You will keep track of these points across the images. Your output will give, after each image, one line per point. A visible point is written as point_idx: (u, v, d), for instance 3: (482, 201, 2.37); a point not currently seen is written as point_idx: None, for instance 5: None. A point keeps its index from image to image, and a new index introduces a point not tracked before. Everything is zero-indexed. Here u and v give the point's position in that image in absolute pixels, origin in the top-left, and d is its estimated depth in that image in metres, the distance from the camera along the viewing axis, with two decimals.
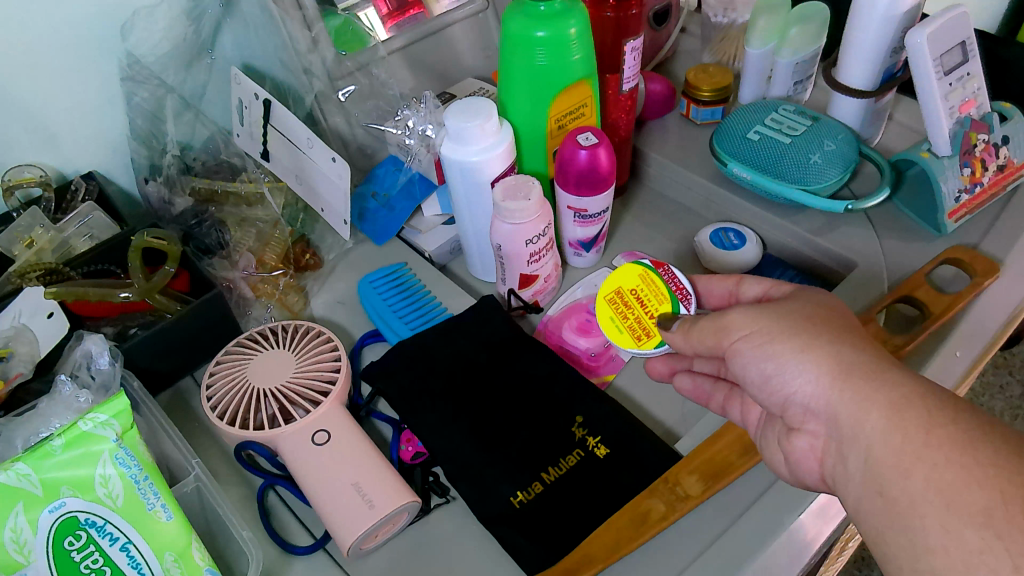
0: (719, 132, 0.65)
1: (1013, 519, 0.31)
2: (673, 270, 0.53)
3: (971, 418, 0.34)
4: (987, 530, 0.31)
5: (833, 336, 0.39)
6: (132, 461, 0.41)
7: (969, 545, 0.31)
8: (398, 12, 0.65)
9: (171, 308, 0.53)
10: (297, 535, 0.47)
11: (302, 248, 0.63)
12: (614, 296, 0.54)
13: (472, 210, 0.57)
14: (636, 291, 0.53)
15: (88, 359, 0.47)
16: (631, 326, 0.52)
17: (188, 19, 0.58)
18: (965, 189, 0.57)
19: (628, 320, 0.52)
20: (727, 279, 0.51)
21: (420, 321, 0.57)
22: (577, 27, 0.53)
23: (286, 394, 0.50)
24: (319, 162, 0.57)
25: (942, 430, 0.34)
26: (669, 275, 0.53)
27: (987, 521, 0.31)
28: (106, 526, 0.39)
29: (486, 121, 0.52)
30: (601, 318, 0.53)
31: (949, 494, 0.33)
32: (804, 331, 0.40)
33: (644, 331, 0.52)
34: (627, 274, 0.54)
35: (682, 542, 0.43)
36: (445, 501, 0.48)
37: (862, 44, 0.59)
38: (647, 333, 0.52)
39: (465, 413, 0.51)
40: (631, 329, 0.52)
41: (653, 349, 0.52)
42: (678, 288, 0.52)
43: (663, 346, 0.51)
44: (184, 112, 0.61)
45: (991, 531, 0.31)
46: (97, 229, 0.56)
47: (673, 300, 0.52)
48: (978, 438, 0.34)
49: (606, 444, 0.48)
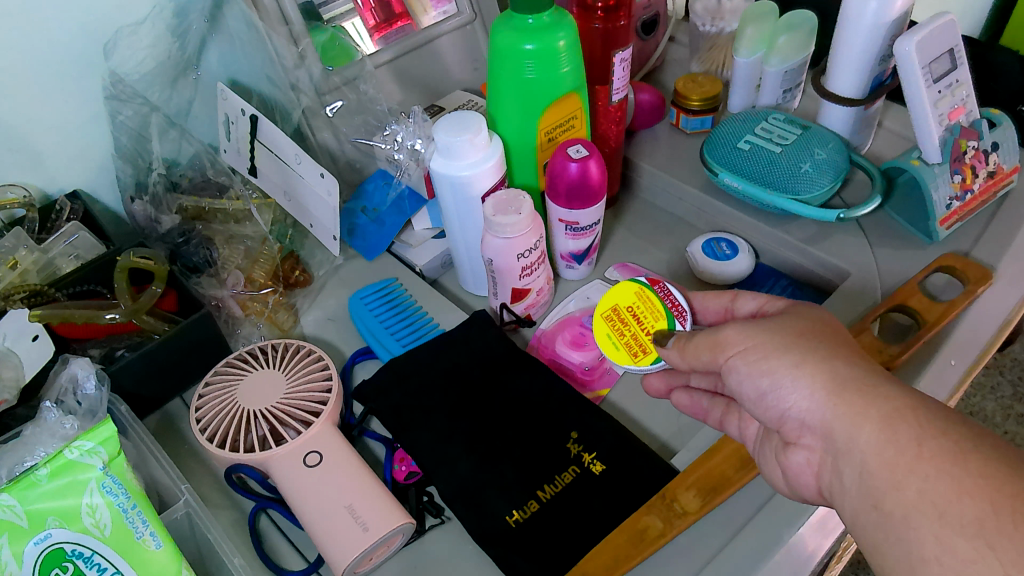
0: (709, 143, 0.65)
1: (1005, 529, 0.31)
2: (669, 287, 0.52)
3: (961, 429, 0.34)
4: (979, 540, 0.31)
5: (827, 353, 0.39)
6: (120, 490, 0.40)
7: (961, 556, 0.31)
8: (386, 25, 0.64)
9: (159, 329, 0.52)
10: (290, 559, 0.46)
11: (292, 265, 0.62)
12: (611, 313, 0.53)
13: (463, 225, 0.57)
14: (632, 308, 0.52)
15: (74, 384, 0.46)
16: (628, 343, 0.52)
17: (174, 34, 0.57)
18: (956, 197, 0.57)
19: (625, 337, 0.52)
20: (723, 295, 0.50)
21: (412, 337, 0.57)
22: (566, 38, 0.52)
23: (277, 415, 0.49)
24: (308, 178, 0.56)
25: (933, 442, 0.34)
26: (664, 292, 0.52)
27: (978, 531, 0.31)
28: (94, 556, 0.38)
29: (475, 135, 0.52)
30: (598, 334, 0.53)
31: (942, 505, 0.32)
32: (798, 348, 0.39)
33: (640, 347, 0.51)
34: (623, 292, 0.53)
35: (680, 559, 0.43)
36: (440, 521, 0.48)
37: (848, 53, 0.59)
38: (643, 350, 0.51)
39: (459, 430, 0.50)
40: (627, 346, 0.52)
41: (649, 365, 0.51)
42: (673, 305, 0.52)
43: (659, 363, 0.51)
44: (170, 130, 0.60)
45: (983, 541, 0.31)
46: (83, 250, 0.55)
47: (669, 317, 0.51)
48: (969, 449, 0.33)
49: (602, 460, 0.48)
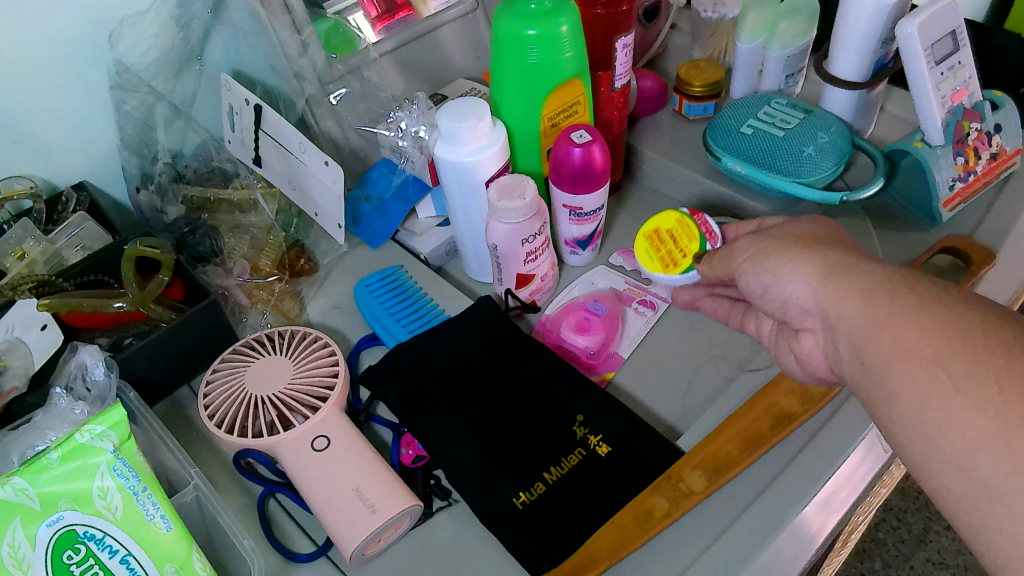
0: (712, 128, 0.65)
1: None
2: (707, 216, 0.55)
3: None
4: None
5: (845, 259, 0.38)
6: (131, 473, 0.40)
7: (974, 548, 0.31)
8: (388, 15, 0.65)
9: (167, 318, 0.53)
10: (299, 542, 0.47)
11: (297, 253, 0.63)
12: (651, 231, 0.58)
13: (467, 211, 0.57)
14: (671, 226, 0.57)
15: (83, 371, 0.46)
16: (663, 256, 0.57)
17: (177, 25, 0.57)
18: (959, 178, 0.57)
19: (661, 251, 0.57)
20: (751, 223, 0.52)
21: (417, 324, 0.57)
22: (568, 24, 0.53)
23: (285, 401, 0.49)
24: (312, 166, 0.56)
25: None
26: (702, 221, 0.55)
27: None
28: (105, 538, 0.39)
29: (478, 121, 0.52)
30: (637, 251, 0.58)
31: None
32: None
33: (673, 261, 0.56)
34: (664, 216, 0.57)
35: (685, 538, 0.43)
36: (447, 503, 0.48)
37: (851, 35, 0.59)
38: (676, 263, 0.56)
39: (466, 414, 0.50)
40: (662, 259, 0.57)
41: (682, 276, 0.56)
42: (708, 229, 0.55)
43: (690, 275, 0.55)
44: (176, 119, 0.61)
45: None
46: (89, 240, 0.55)
47: (701, 240, 0.55)
48: None
49: (608, 442, 0.48)
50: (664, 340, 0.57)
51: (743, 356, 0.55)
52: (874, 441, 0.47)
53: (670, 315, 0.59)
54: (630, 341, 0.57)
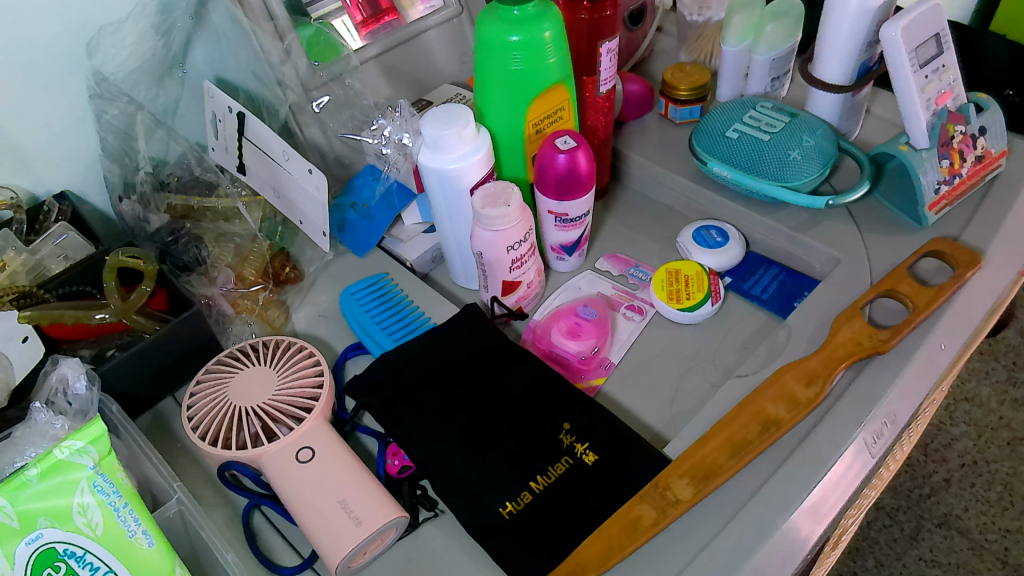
0: (698, 132, 0.65)
1: None
2: (719, 282, 0.59)
3: None
4: None
5: None
6: (111, 488, 0.40)
7: None
8: (373, 20, 0.64)
9: (150, 328, 0.52)
10: (284, 555, 0.46)
11: (282, 261, 0.62)
12: (673, 271, 0.60)
13: (452, 218, 0.57)
14: (688, 275, 0.59)
15: (64, 385, 0.46)
16: (671, 290, 0.59)
17: (157, 32, 0.57)
18: (944, 181, 0.56)
19: (672, 285, 0.59)
20: None
21: (403, 332, 0.57)
22: (552, 29, 0.52)
23: (269, 412, 0.49)
24: (296, 174, 0.56)
25: None
26: (715, 282, 0.59)
27: None
28: (86, 555, 0.39)
29: (463, 128, 0.52)
30: (654, 279, 0.60)
31: None
32: None
33: (678, 296, 0.58)
34: (688, 264, 0.60)
35: (674, 548, 0.43)
36: (433, 514, 0.48)
37: (836, 40, 0.59)
38: (679, 298, 0.58)
39: (452, 422, 0.50)
40: (668, 291, 0.59)
41: (677, 312, 0.57)
42: (714, 291, 0.59)
43: (685, 314, 0.57)
44: (156, 129, 0.60)
45: None
46: (72, 250, 0.55)
47: (706, 294, 0.58)
48: None
49: (595, 450, 0.48)
50: (650, 347, 0.57)
51: (730, 362, 0.55)
52: (862, 445, 0.46)
53: (657, 320, 0.59)
54: (619, 347, 0.57)
